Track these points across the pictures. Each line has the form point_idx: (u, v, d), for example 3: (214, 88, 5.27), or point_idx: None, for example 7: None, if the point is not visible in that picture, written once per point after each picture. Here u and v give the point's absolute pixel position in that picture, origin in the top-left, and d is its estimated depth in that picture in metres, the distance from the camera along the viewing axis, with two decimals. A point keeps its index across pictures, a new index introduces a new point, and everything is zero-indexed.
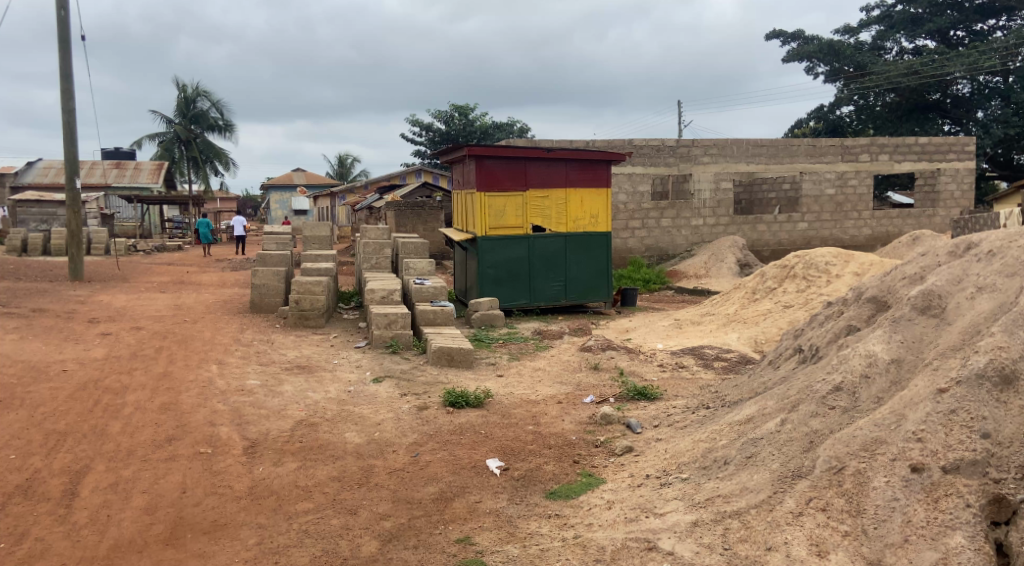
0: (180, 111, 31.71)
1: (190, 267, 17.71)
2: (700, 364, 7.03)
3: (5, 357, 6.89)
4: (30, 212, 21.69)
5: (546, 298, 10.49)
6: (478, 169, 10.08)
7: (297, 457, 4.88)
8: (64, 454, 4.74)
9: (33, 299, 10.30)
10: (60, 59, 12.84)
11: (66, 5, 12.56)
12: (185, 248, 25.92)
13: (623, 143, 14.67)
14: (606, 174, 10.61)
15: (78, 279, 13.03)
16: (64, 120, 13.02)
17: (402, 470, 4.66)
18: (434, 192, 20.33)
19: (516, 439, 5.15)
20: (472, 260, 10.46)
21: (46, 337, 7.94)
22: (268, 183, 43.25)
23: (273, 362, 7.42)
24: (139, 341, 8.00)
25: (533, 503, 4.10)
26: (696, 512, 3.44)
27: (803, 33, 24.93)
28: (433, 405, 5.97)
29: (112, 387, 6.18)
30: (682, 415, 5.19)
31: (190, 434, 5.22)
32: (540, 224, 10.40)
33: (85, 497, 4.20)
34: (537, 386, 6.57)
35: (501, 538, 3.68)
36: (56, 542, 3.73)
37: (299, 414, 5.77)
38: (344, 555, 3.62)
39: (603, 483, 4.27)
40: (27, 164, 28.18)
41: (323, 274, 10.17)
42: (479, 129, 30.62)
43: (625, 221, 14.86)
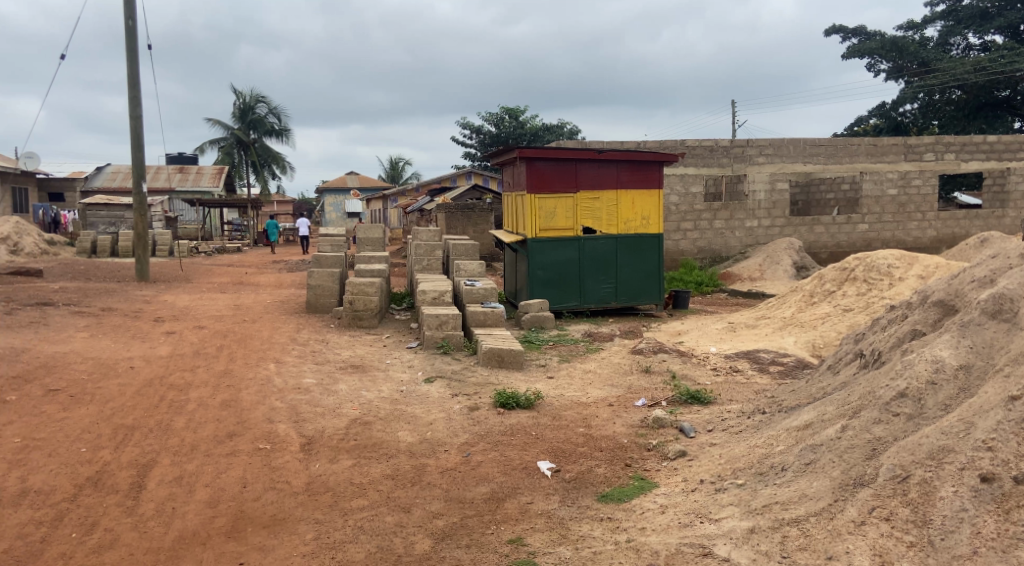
0: (239, 117, 32.62)
1: (249, 268, 18.30)
2: (756, 369, 6.89)
3: (76, 354, 7.21)
4: (99, 215, 22.60)
5: (596, 300, 10.45)
6: (528, 170, 10.09)
7: (352, 455, 4.98)
8: (132, 448, 4.94)
9: (103, 298, 10.77)
10: (129, 67, 13.39)
11: (134, 16, 13.09)
12: (244, 250, 26.71)
13: (676, 144, 14.49)
14: (658, 175, 10.50)
15: (144, 280, 13.55)
16: (132, 127, 13.58)
17: (453, 470, 4.71)
18: (483, 194, 20.42)
19: (567, 440, 5.15)
20: (522, 261, 10.48)
21: (114, 335, 8.30)
22: (322, 186, 44.16)
23: (328, 361, 7.58)
24: (201, 340, 8.27)
25: (585, 505, 4.09)
26: (752, 518, 3.38)
27: (865, 29, 24.25)
28: (484, 405, 6.01)
29: (176, 384, 6.41)
30: (736, 420, 5.09)
31: (249, 431, 5.36)
32: (591, 225, 10.35)
33: (151, 490, 4.36)
34: (588, 388, 6.56)
35: (554, 540, 3.69)
36: (124, 532, 3.89)
37: (353, 413, 5.87)
38: (398, 552, 3.68)
39: (656, 487, 4.23)
40: (97, 169, 29.58)
41: (376, 275, 10.35)
42: (530, 131, 30.67)
43: (678, 222, 14.60)
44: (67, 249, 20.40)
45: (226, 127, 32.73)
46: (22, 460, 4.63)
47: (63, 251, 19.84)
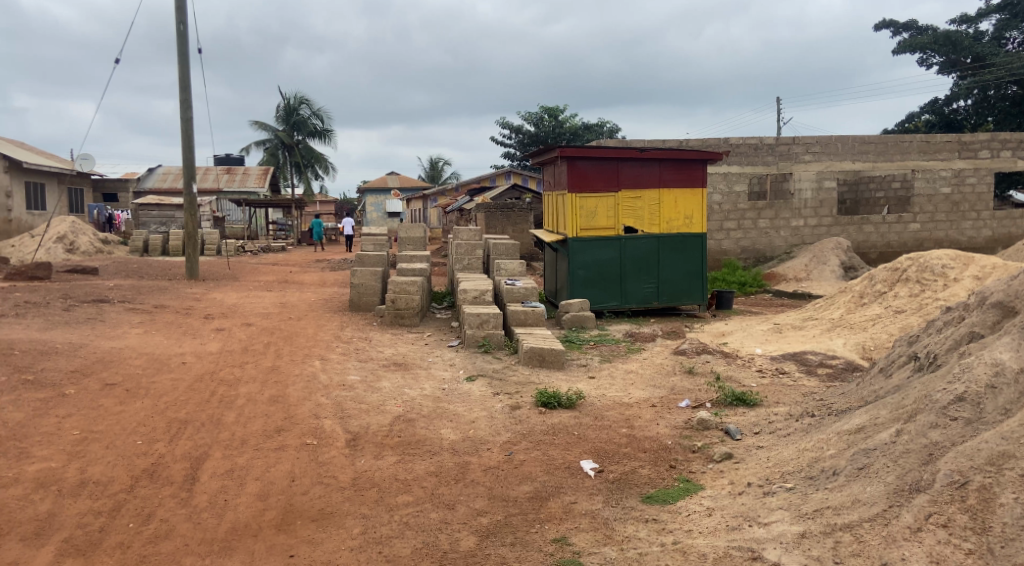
0: (284, 119, 33.26)
1: (294, 267, 18.65)
2: (803, 371, 6.77)
3: (131, 349, 7.45)
4: (151, 215, 23.33)
5: (638, 300, 10.37)
6: (569, 170, 10.06)
7: (396, 451, 5.04)
8: (185, 441, 5.09)
9: (156, 296, 11.11)
10: (180, 71, 13.77)
11: (184, 20, 13.44)
12: (288, 248, 27.23)
13: (719, 142, 14.31)
14: (701, 174, 10.38)
15: (194, 279, 13.92)
16: (183, 129, 13.96)
17: (497, 468, 4.73)
18: (523, 194, 20.47)
19: (610, 441, 5.13)
20: (562, 261, 10.45)
21: (167, 331, 8.56)
22: (364, 186, 44.76)
23: (372, 359, 7.69)
24: (249, 337, 8.48)
25: (629, 506, 4.07)
26: (804, 523, 3.33)
27: (916, 23, 23.55)
28: (526, 405, 6.03)
29: (227, 380, 6.58)
30: (784, 423, 5.01)
31: (297, 426, 5.48)
32: (633, 225, 10.29)
33: (204, 482, 4.48)
34: (630, 388, 6.52)
35: (599, 540, 3.68)
36: (179, 523, 4.00)
37: (397, 410, 5.95)
38: (443, 548, 3.71)
39: (701, 490, 4.19)
40: (149, 171, 30.50)
41: (418, 274, 10.44)
42: (569, 130, 30.57)
43: (721, 222, 14.38)
44: (120, 247, 21.08)
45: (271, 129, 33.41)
46: (82, 452, 4.79)
47: (117, 250, 20.52)
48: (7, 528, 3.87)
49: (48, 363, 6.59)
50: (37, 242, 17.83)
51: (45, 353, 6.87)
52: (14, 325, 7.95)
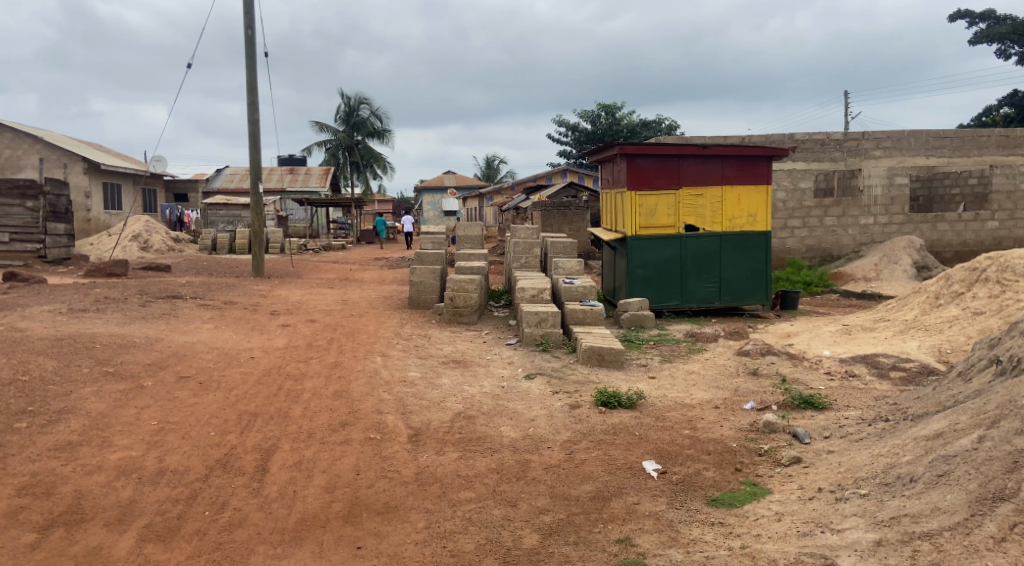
0: (344, 120, 33.97)
1: (353, 265, 19.02)
2: (875, 374, 6.53)
3: (203, 344, 7.73)
4: (219, 214, 24.15)
5: (699, 300, 10.20)
6: (628, 167, 9.95)
7: (457, 448, 5.09)
8: (255, 433, 5.25)
9: (225, 293, 11.49)
10: (248, 75, 14.21)
11: (252, 25, 13.86)
12: (348, 247, 27.78)
13: (784, 138, 13.96)
14: (766, 171, 10.15)
15: (260, 276, 14.34)
16: (250, 130, 14.41)
17: (558, 467, 4.72)
18: (579, 192, 20.37)
19: (673, 442, 5.04)
20: (621, 260, 10.35)
21: (235, 326, 8.85)
22: (421, 185, 45.37)
23: (431, 356, 7.78)
24: (313, 333, 8.68)
25: (694, 509, 4.01)
26: (879, 530, 3.22)
27: (994, 12, 22.42)
28: (585, 404, 5.99)
29: (293, 374, 6.78)
30: (856, 427, 4.86)
31: (361, 420, 5.59)
32: (694, 223, 10.11)
33: (274, 473, 4.62)
34: (692, 389, 6.41)
35: (663, 542, 3.64)
36: (251, 512, 4.13)
37: (457, 406, 6.01)
38: (507, 545, 3.74)
39: (769, 493, 4.11)
40: (216, 172, 31.61)
41: (476, 272, 10.51)
42: (626, 128, 30.24)
43: (785, 219, 13.99)
44: (191, 246, 21.92)
45: (333, 130, 34.15)
46: (159, 441, 5.00)
47: (187, 248, 21.32)
48: (92, 513, 4.07)
49: (127, 356, 6.89)
50: (114, 241, 18.68)
51: (124, 346, 7.19)
52: (95, 319, 8.35)
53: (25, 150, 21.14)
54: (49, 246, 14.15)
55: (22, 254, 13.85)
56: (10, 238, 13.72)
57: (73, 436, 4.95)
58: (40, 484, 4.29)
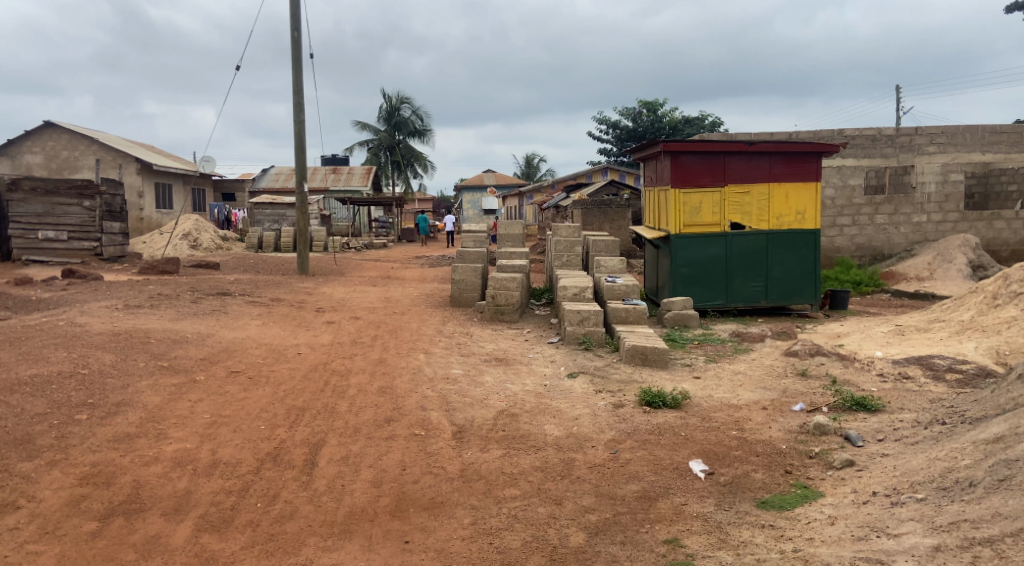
0: (386, 119, 34.34)
1: (395, 263, 19.22)
2: (929, 376, 6.34)
3: (252, 340, 7.90)
4: (265, 213, 24.62)
5: (744, 299, 10.03)
6: (673, 165, 9.83)
7: (501, 445, 5.11)
8: (303, 427, 5.35)
9: (271, 290, 11.73)
10: (294, 76, 14.47)
11: (298, 27, 14.10)
12: (390, 245, 28.09)
13: (833, 134, 13.66)
14: (815, 168, 9.95)
15: (305, 274, 14.60)
16: (296, 130, 14.67)
17: (602, 466, 4.70)
18: (621, 190, 20.24)
19: (720, 443, 4.98)
20: (664, 259, 10.24)
21: (283, 323, 9.03)
22: (461, 184, 45.65)
23: (474, 353, 7.82)
24: (357, 330, 8.81)
25: (743, 511, 3.95)
26: (937, 535, 3.13)
27: None
28: (629, 404, 5.95)
29: (339, 370, 6.89)
30: (911, 430, 4.73)
31: (405, 417, 5.65)
32: (740, 221, 9.96)
33: (323, 467, 4.71)
34: (739, 390, 6.32)
35: (713, 544, 3.61)
36: (301, 505, 4.21)
37: (501, 404, 6.03)
38: (553, 542, 3.75)
39: (822, 497, 4.02)
40: (262, 171, 32.31)
41: (517, 271, 10.51)
42: (668, 125, 29.88)
43: (834, 217, 13.69)
44: (238, 244, 22.43)
45: (375, 129, 34.57)
46: (212, 434, 5.12)
47: (234, 246, 21.82)
48: (149, 503, 4.19)
49: (180, 351, 7.09)
50: (166, 239, 19.21)
51: (177, 342, 7.40)
52: (149, 315, 8.61)
53: (82, 151, 21.89)
54: (105, 244, 14.63)
55: (80, 252, 14.34)
56: (68, 236, 14.21)
57: (130, 428, 5.11)
58: (100, 474, 4.44)
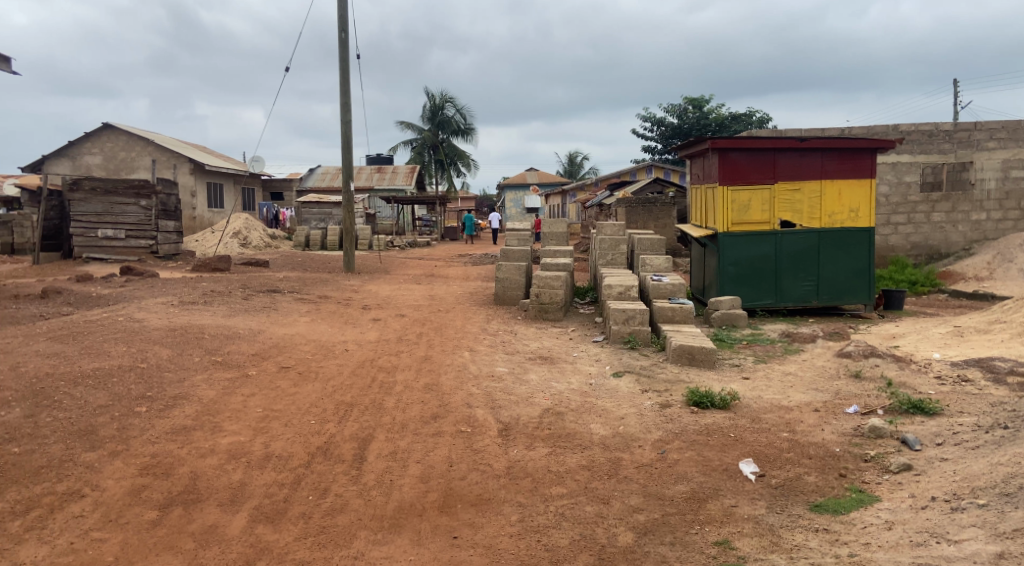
0: (429, 119, 34.62)
1: (439, 261, 19.36)
2: (990, 379, 6.11)
3: (302, 336, 8.06)
4: (312, 212, 25.06)
5: (795, 299, 9.82)
6: (721, 162, 9.68)
7: (547, 443, 5.11)
8: (352, 423, 5.43)
9: (319, 287, 11.95)
10: (341, 77, 14.69)
11: (345, 28, 14.31)
12: (433, 243, 28.31)
13: (887, 129, 13.27)
14: (870, 164, 9.69)
15: (351, 272, 14.82)
16: (343, 130, 14.89)
17: (650, 466, 4.66)
18: (666, 188, 20.01)
19: (771, 445, 4.88)
20: (712, 257, 10.09)
21: (330, 320, 9.19)
22: (504, 183, 45.80)
23: (518, 352, 7.83)
24: (403, 327, 8.91)
25: (796, 514, 3.88)
26: (1001, 543, 3.02)
27: None
28: (676, 404, 5.88)
29: (385, 367, 6.98)
30: (972, 434, 4.57)
31: (451, 413, 5.69)
32: (791, 219, 9.76)
33: (371, 462, 4.77)
34: (789, 391, 6.19)
35: (765, 547, 3.55)
36: (352, 498, 4.28)
37: (546, 402, 6.02)
38: (602, 541, 3.74)
39: (878, 501, 3.92)
40: (310, 171, 32.93)
41: (561, 269, 10.49)
42: (714, 121, 29.41)
43: (888, 215, 13.32)
44: (286, 242, 22.90)
45: (419, 129, 34.89)
46: (265, 428, 5.24)
47: (283, 244, 22.29)
48: (206, 494, 4.31)
49: (233, 347, 7.26)
50: (217, 237, 19.71)
51: (230, 337, 7.59)
52: (203, 311, 8.85)
53: (138, 152, 22.61)
54: (160, 242, 15.08)
55: (137, 250, 14.84)
56: (126, 235, 14.70)
57: (187, 421, 5.26)
58: (159, 465, 4.58)
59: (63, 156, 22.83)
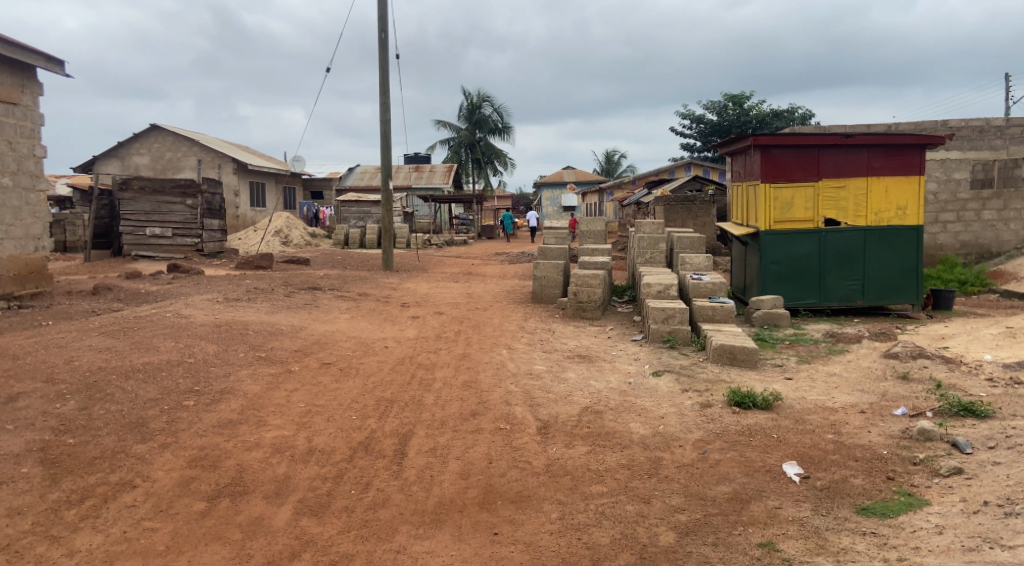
0: (467, 117, 34.77)
1: (476, 259, 19.44)
2: None
3: (342, 333, 8.17)
4: (351, 211, 25.38)
5: (839, 298, 9.62)
6: (763, 159, 9.53)
7: (587, 442, 5.09)
8: (392, 419, 5.49)
9: (358, 285, 12.10)
10: (381, 77, 14.85)
11: (385, 29, 14.45)
12: (470, 242, 28.42)
13: (936, 125, 12.92)
14: (919, 161, 9.45)
15: (390, 270, 14.97)
16: (382, 130, 15.05)
17: (691, 466, 4.61)
18: (705, 186, 19.78)
19: (815, 447, 4.79)
20: (753, 256, 9.93)
21: (370, 317, 9.30)
22: (540, 181, 45.77)
23: (556, 350, 7.82)
24: (441, 325, 8.97)
25: (842, 517, 3.80)
26: None
27: None
28: (717, 404, 5.81)
29: (425, 364, 7.03)
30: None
31: (490, 411, 5.71)
32: (835, 217, 9.56)
33: (412, 458, 4.82)
34: (834, 392, 6.07)
35: (811, 549, 3.49)
36: (393, 493, 4.33)
37: (585, 401, 6.00)
38: (643, 541, 3.71)
39: (928, 505, 3.82)
40: (349, 170, 33.36)
41: (599, 268, 10.44)
42: (755, 118, 28.93)
43: (936, 213, 12.97)
44: (326, 240, 23.23)
45: (456, 128, 35.08)
46: (308, 423, 5.33)
47: (323, 243, 22.62)
48: (252, 486, 4.40)
49: (276, 343, 7.40)
50: (260, 236, 20.09)
51: (273, 333, 7.73)
52: (247, 307, 9.03)
53: (184, 152, 23.17)
54: (205, 240, 15.43)
55: (183, 247, 15.18)
56: (172, 233, 15.07)
57: (233, 415, 5.38)
58: (207, 457, 4.70)
59: (113, 157, 23.51)
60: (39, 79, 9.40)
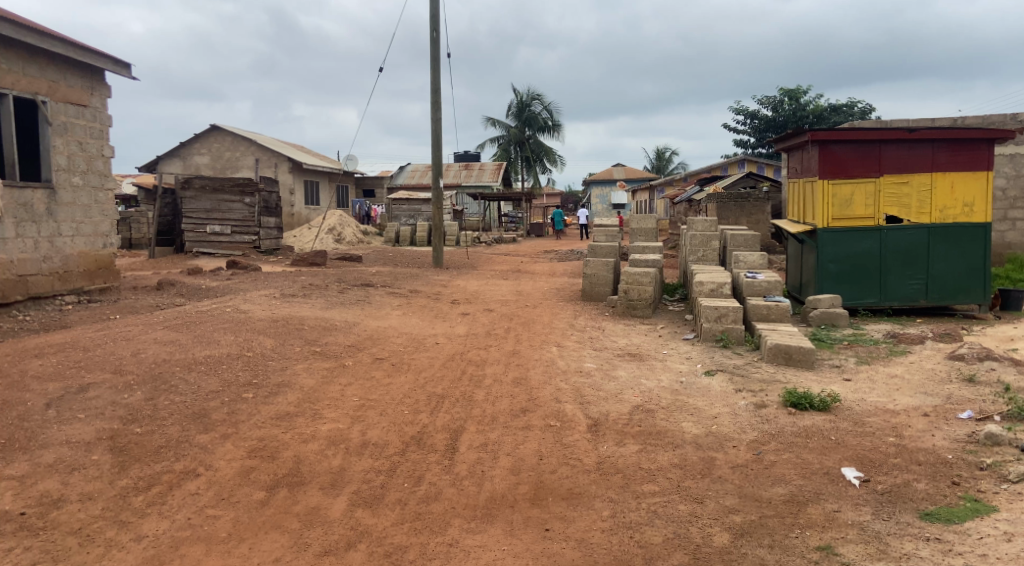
0: (516, 115, 34.81)
1: (526, 257, 19.45)
2: None
3: (394, 329, 8.29)
4: (402, 208, 25.70)
5: (901, 298, 9.31)
6: (821, 154, 9.28)
7: (638, 440, 5.06)
8: (444, 414, 5.55)
9: (409, 281, 12.25)
10: (433, 76, 14.99)
11: (437, 28, 14.59)
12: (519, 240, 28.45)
13: (1006, 118, 12.38)
14: (987, 155, 9.07)
15: (440, 267, 15.10)
16: (433, 128, 15.19)
17: (745, 467, 4.54)
18: (758, 182, 19.39)
19: (875, 450, 4.66)
20: (810, 253, 9.69)
21: (421, 313, 9.41)
22: (590, 178, 45.55)
23: (607, 348, 7.78)
24: (491, 322, 9.02)
25: (904, 522, 3.69)
26: None
27: None
28: (772, 404, 5.69)
29: (475, 360, 7.08)
30: None
31: (540, 408, 5.72)
32: (897, 214, 9.25)
33: (463, 452, 4.86)
34: (895, 394, 5.89)
35: (871, 554, 3.40)
36: (445, 487, 4.38)
37: (635, 399, 5.96)
38: (696, 541, 3.67)
39: (996, 512, 3.68)
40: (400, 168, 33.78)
41: (650, 265, 10.33)
42: (812, 113, 28.20)
43: (1005, 210, 12.43)
44: (377, 238, 23.59)
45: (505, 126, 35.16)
46: (361, 417, 5.43)
47: (374, 240, 22.97)
48: (309, 477, 4.51)
49: (330, 338, 7.56)
50: (314, 233, 20.52)
51: (328, 329, 7.90)
52: (302, 303, 9.25)
53: (241, 152, 23.82)
54: (262, 237, 15.83)
55: (241, 244, 15.61)
56: (231, 230, 15.52)
57: (290, 408, 5.52)
58: (266, 448, 4.83)
59: (175, 156, 24.35)
60: (107, 82, 9.79)
